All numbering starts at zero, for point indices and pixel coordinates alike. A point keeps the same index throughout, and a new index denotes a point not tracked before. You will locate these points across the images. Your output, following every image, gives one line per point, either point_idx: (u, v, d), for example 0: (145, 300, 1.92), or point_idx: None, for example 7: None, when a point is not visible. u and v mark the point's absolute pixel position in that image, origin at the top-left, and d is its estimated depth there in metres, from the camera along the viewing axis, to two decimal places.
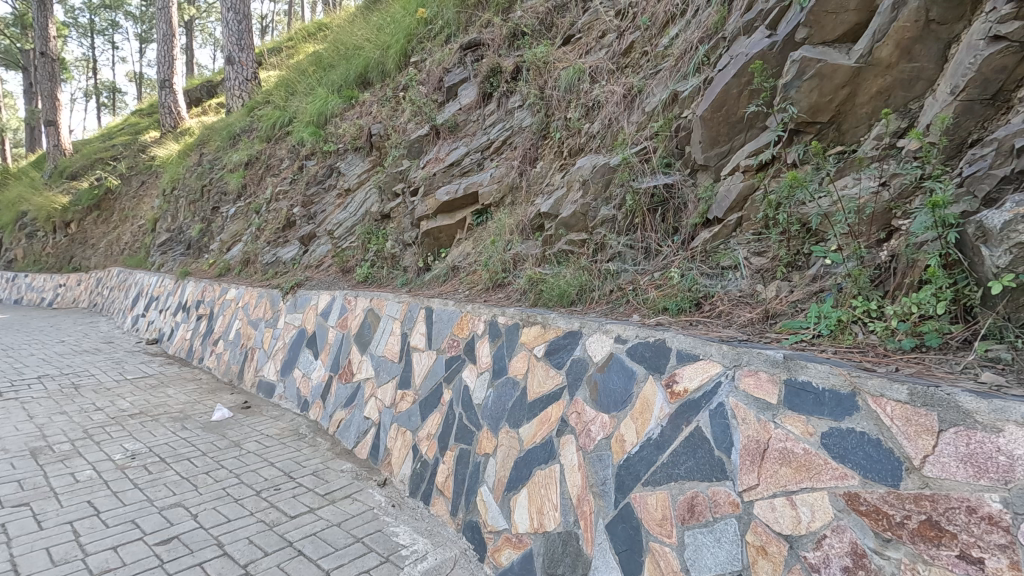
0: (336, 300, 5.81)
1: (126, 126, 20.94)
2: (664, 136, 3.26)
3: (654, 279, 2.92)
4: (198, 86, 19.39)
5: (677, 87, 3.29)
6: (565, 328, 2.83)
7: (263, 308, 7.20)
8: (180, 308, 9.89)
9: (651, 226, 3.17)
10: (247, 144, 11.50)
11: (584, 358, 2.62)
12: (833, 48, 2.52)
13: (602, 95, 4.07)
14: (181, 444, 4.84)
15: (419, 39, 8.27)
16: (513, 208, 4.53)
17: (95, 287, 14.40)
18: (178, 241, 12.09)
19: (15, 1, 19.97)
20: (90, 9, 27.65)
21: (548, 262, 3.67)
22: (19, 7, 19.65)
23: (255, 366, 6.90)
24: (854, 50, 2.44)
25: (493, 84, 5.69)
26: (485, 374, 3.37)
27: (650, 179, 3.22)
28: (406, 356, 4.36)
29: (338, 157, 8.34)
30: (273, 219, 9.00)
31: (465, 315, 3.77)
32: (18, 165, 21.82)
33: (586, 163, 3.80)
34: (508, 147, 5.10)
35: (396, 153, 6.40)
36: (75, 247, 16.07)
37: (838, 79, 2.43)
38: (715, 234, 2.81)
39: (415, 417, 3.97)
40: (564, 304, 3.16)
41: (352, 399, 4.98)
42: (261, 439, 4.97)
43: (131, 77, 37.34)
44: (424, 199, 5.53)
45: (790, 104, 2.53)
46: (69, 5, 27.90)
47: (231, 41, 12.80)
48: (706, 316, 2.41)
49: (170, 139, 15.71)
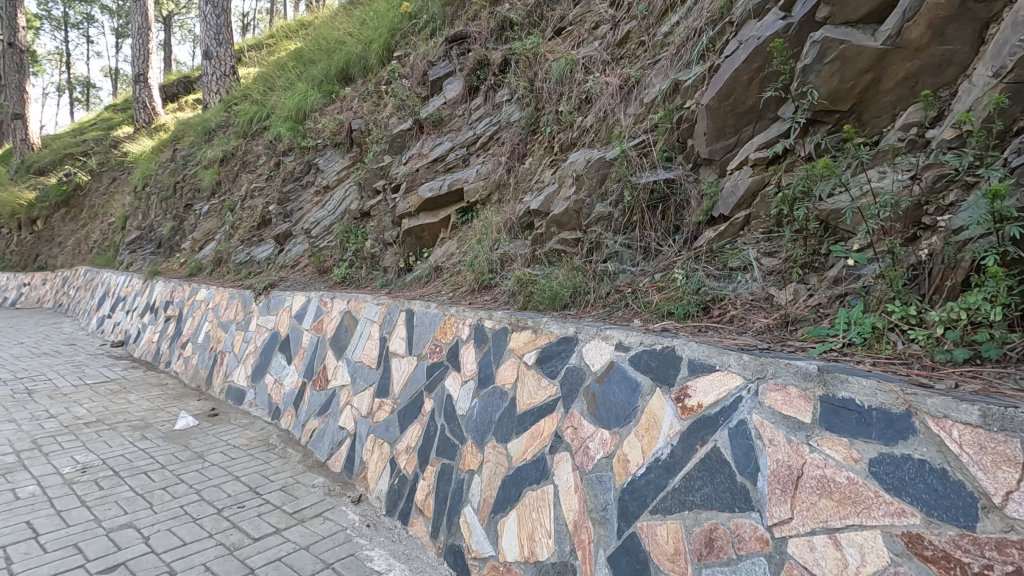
0: (311, 302, 5.50)
1: (98, 121, 20.23)
2: (664, 128, 3.04)
3: (655, 281, 2.69)
4: (175, 81, 18.82)
5: (679, 76, 3.08)
6: (558, 334, 2.58)
7: (235, 310, 6.84)
8: (147, 309, 9.43)
9: (650, 225, 2.95)
10: (223, 140, 11.08)
11: (580, 366, 2.37)
12: (855, 29, 2.32)
13: (595, 86, 3.85)
14: (139, 456, 4.47)
15: (403, 34, 8.00)
16: (499, 206, 4.28)
17: (61, 286, 13.76)
18: (149, 240, 11.59)
19: None
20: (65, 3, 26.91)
21: (538, 263, 3.42)
22: None
23: (224, 371, 6.53)
24: (880, 32, 2.24)
25: (480, 77, 5.45)
26: (470, 384, 3.11)
27: (649, 174, 2.99)
28: (385, 362, 4.08)
29: (316, 153, 8.01)
30: (248, 217, 8.63)
31: (448, 319, 3.51)
32: None
33: (578, 157, 3.58)
34: (495, 143, 4.86)
35: (377, 148, 6.11)
36: (42, 245, 15.46)
37: (862, 63, 2.23)
38: (721, 234, 2.61)
39: (393, 428, 3.69)
40: (556, 308, 2.92)
41: (326, 407, 4.67)
42: (227, 449, 4.62)
43: (106, 72, 36.34)
44: (405, 196, 5.25)
45: (815, 87, 2.31)
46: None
47: (209, 34, 12.37)
48: (716, 322, 2.18)
49: (143, 134, 15.16)
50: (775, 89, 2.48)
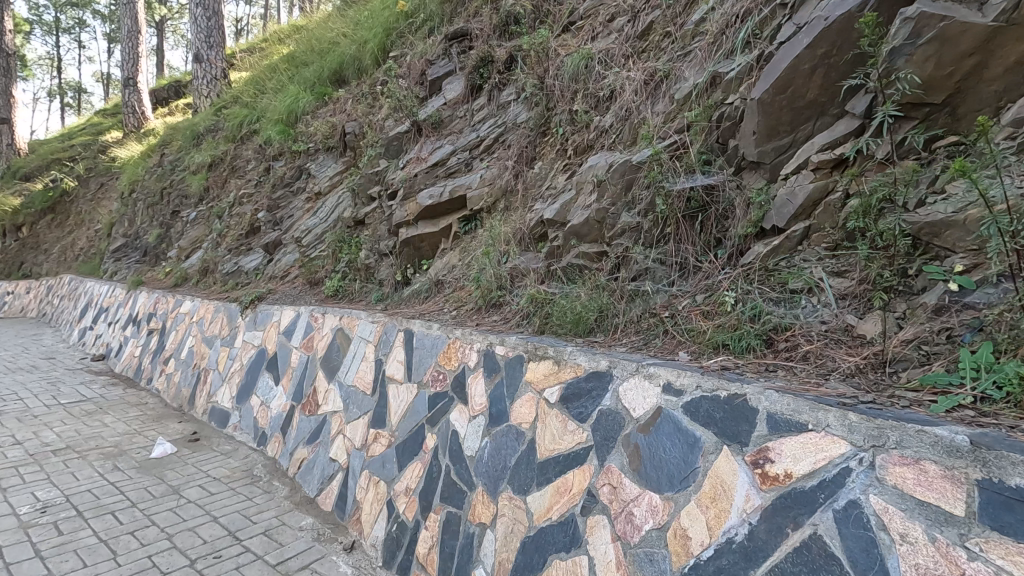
0: (301, 317, 5.09)
1: (87, 126, 19.70)
2: (700, 126, 2.67)
3: (697, 304, 2.30)
4: (166, 85, 18.36)
5: (717, 68, 2.72)
6: (587, 367, 2.19)
7: (219, 324, 6.41)
8: (129, 321, 8.96)
9: (686, 238, 2.56)
10: (212, 144, 10.64)
11: (617, 410, 1.98)
12: (956, 3, 1.95)
13: (615, 82, 3.48)
14: (107, 492, 4.03)
15: (399, 33, 7.61)
16: (506, 215, 3.91)
17: (46, 295, 13.22)
18: (135, 248, 11.12)
19: None
20: (55, 7, 26.37)
21: (555, 280, 3.04)
22: None
23: (207, 390, 6.09)
24: (989, 7, 1.86)
25: (482, 75, 5.07)
26: (479, 420, 2.71)
27: (683, 179, 2.61)
28: (381, 388, 3.68)
29: (308, 158, 7.61)
30: (236, 224, 8.21)
31: (453, 343, 3.11)
32: None
33: (598, 161, 3.20)
34: (501, 146, 4.48)
35: (372, 152, 5.71)
36: (26, 252, 14.99)
37: (964, 46, 1.86)
38: (774, 250, 2.22)
39: (391, 465, 3.28)
40: (580, 334, 2.54)
41: (316, 435, 4.25)
42: (206, 483, 4.20)
43: (98, 77, 35.78)
44: (403, 202, 4.85)
45: (913, 72, 1.91)
46: (34, 2, 26.61)
47: (199, 38, 11.94)
48: (785, 360, 1.80)
49: (131, 139, 14.69)
50: (857, 78, 2.07)
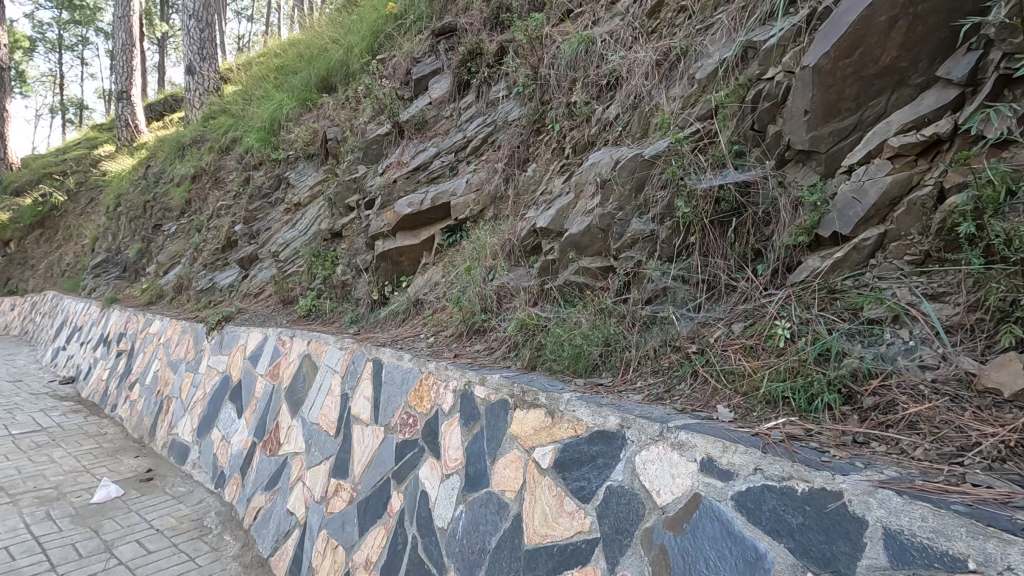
0: (267, 341, 4.50)
1: (82, 140, 19.11)
2: (731, 109, 2.14)
3: (735, 335, 1.74)
4: (161, 100, 17.94)
5: (751, 38, 2.22)
6: (589, 426, 1.62)
7: (186, 346, 5.83)
8: (100, 341, 8.34)
9: (715, 250, 2.01)
10: (196, 155, 10.11)
11: (634, 492, 1.41)
12: None
13: (622, 67, 2.96)
14: (26, 550, 3.42)
15: (387, 35, 7.12)
16: (495, 224, 3.35)
17: (29, 312, 12.51)
18: (116, 263, 10.52)
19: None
20: (60, 26, 25.97)
21: (549, 301, 2.48)
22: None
23: (169, 420, 5.50)
24: None
25: (471, 70, 4.58)
26: (454, 481, 2.14)
27: (710, 176, 2.06)
28: (346, 428, 3.09)
29: (288, 166, 7.10)
30: (213, 238, 7.66)
31: (425, 379, 2.54)
32: None
33: (600, 157, 2.65)
34: (490, 146, 3.95)
35: (350, 157, 5.18)
36: (13, 268, 14.28)
37: None
38: (836, 264, 1.67)
39: (351, 528, 2.69)
40: (580, 373, 1.98)
41: (275, 480, 3.66)
42: (145, 538, 3.59)
43: (101, 94, 35.52)
44: (380, 212, 4.29)
45: None
46: (37, 20, 26.34)
47: (191, 49, 11.41)
48: (882, 428, 1.24)
49: (123, 153, 13.84)
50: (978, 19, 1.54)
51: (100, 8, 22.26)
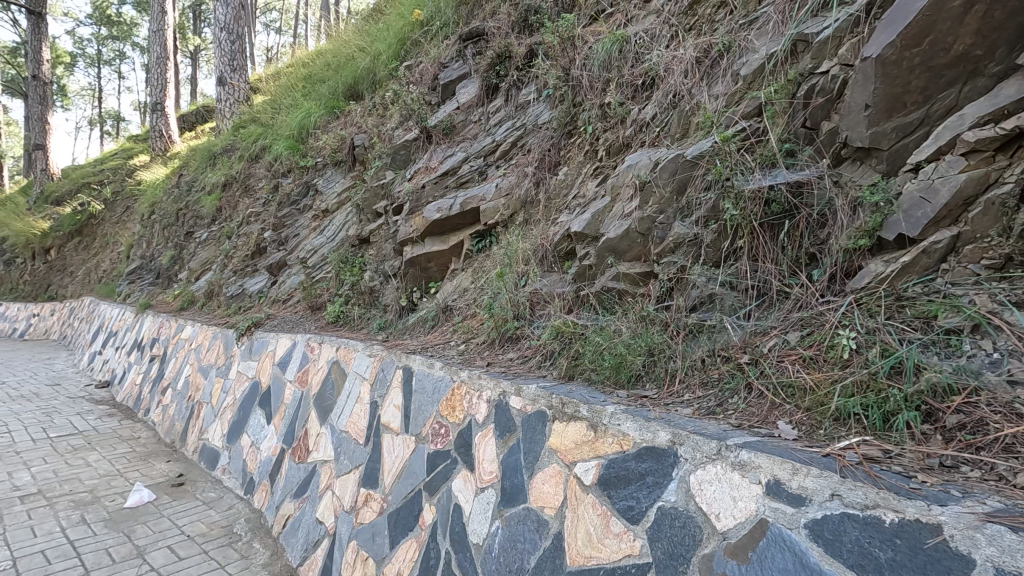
0: (296, 347, 4.50)
1: (119, 151, 19.60)
2: (780, 106, 2.04)
3: (792, 345, 1.63)
4: (194, 110, 18.38)
5: (802, 31, 2.12)
6: (636, 441, 1.52)
7: (217, 352, 5.88)
8: (135, 346, 8.49)
9: (765, 254, 1.89)
10: (227, 163, 10.27)
11: (689, 515, 1.31)
12: None
13: (659, 65, 2.87)
14: (62, 554, 3.44)
15: (414, 41, 7.13)
16: (526, 229, 3.28)
17: (68, 317, 12.81)
18: (150, 269, 10.73)
19: (20, 32, 19.05)
20: (99, 41, 26.78)
21: (586, 308, 2.39)
22: (21, 34, 18.88)
23: (200, 425, 5.54)
24: None
25: (499, 73, 4.52)
26: (488, 494, 2.06)
27: (760, 176, 1.95)
28: (376, 437, 3.04)
29: (316, 173, 7.16)
30: (243, 244, 7.76)
31: (457, 388, 2.47)
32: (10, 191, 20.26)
33: (638, 158, 2.57)
34: (520, 150, 3.88)
35: (379, 163, 5.16)
36: (52, 275, 14.58)
37: None
38: (903, 269, 1.55)
39: (381, 540, 2.63)
40: (621, 384, 1.89)
41: (304, 487, 3.63)
42: (176, 544, 3.59)
43: (138, 107, 36.62)
44: (409, 217, 4.26)
45: None
46: (77, 36, 27.27)
47: (223, 60, 11.61)
48: (972, 452, 1.12)
49: (158, 162, 14.15)
50: None
51: (137, 24, 22.85)
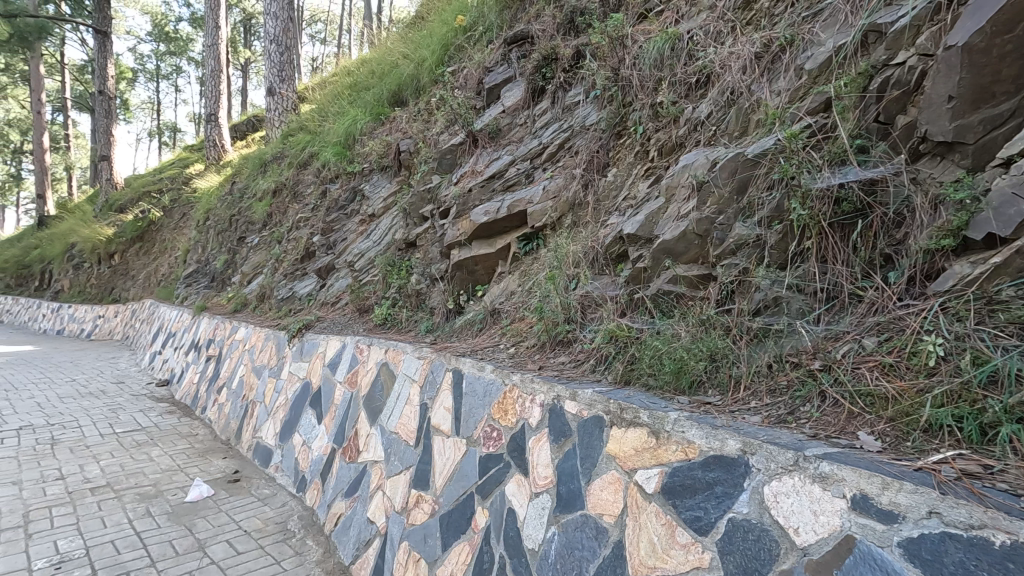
0: (345, 348, 4.59)
1: (176, 161, 20.51)
2: (849, 101, 1.95)
3: (869, 351, 1.54)
4: (245, 120, 19.13)
5: (875, 20, 2.06)
6: (703, 449, 1.47)
7: (269, 353, 6.06)
8: (192, 346, 8.85)
9: (836, 255, 1.81)
10: (277, 171, 10.60)
11: (763, 529, 1.27)
12: None
13: (715, 63, 2.80)
14: (130, 544, 3.62)
15: (458, 47, 7.20)
16: (574, 231, 3.25)
17: (130, 319, 13.45)
18: (205, 273, 11.17)
19: (88, 51, 20.20)
20: (157, 57, 28.13)
21: (640, 312, 2.34)
22: (89, 53, 20.06)
23: (254, 424, 5.72)
24: None
25: (545, 75, 4.51)
26: (543, 499, 2.04)
27: (828, 174, 1.86)
28: (426, 439, 3.07)
29: (363, 179, 7.32)
30: (293, 248, 8.00)
31: (509, 391, 2.46)
32: (77, 200, 21.45)
33: (694, 158, 2.51)
34: (567, 152, 3.85)
35: (425, 168, 5.24)
36: (115, 278, 15.31)
37: None
38: (995, 271, 1.44)
39: (433, 542, 2.64)
40: (682, 390, 1.83)
41: (355, 486, 3.69)
42: (234, 539, 3.72)
43: (193, 118, 38.37)
44: (456, 221, 4.29)
45: None
46: (138, 53, 28.77)
47: (272, 72, 12.02)
48: None
49: (212, 171, 14.75)
50: None
51: (193, 39, 23.94)
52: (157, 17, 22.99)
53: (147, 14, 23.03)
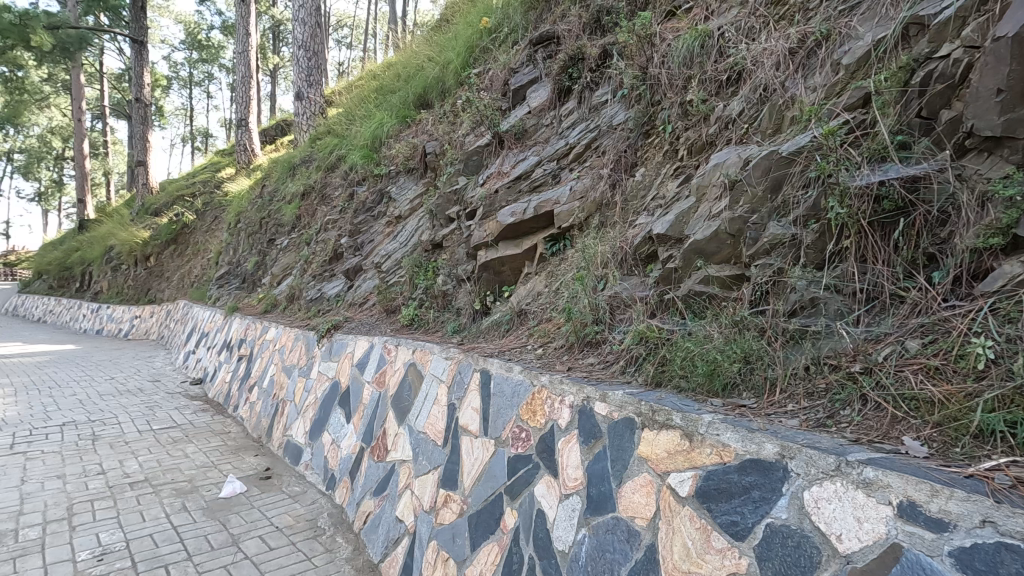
0: (373, 349, 4.64)
1: (209, 166, 21.03)
2: (890, 95, 1.90)
3: (912, 353, 1.50)
4: (274, 125, 19.55)
5: (917, 12, 2.01)
6: (738, 453, 1.45)
7: (299, 353, 6.17)
8: (224, 346, 9.07)
9: (876, 255, 1.76)
10: (305, 174, 10.79)
11: (804, 535, 1.25)
12: None
13: (746, 59, 2.76)
14: (167, 538, 3.72)
15: (483, 48, 7.23)
16: (601, 231, 3.22)
17: (165, 319, 13.84)
18: (237, 275, 11.43)
19: (125, 60, 20.88)
20: (190, 64, 28.92)
21: (671, 313, 2.31)
22: (127, 62, 20.74)
23: (285, 422, 5.83)
24: None
25: (572, 76, 4.49)
26: (573, 501, 2.03)
27: (868, 171, 1.81)
28: (454, 439, 3.08)
29: (389, 181, 7.41)
30: (321, 250, 8.13)
31: (538, 392, 2.45)
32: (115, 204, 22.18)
33: (726, 156, 2.47)
34: (594, 152, 3.83)
35: (451, 170, 5.27)
36: (150, 280, 15.78)
37: None
38: None
39: (461, 542, 2.65)
40: (715, 392, 1.80)
41: (384, 485, 3.73)
42: (267, 534, 3.79)
43: (224, 123, 39.36)
44: (482, 222, 4.30)
45: None
46: (172, 61, 29.62)
47: (301, 77, 12.25)
48: None
49: (243, 174, 15.09)
50: None
51: (224, 47, 24.56)
52: (190, 26, 23.67)
53: (181, 24, 23.75)
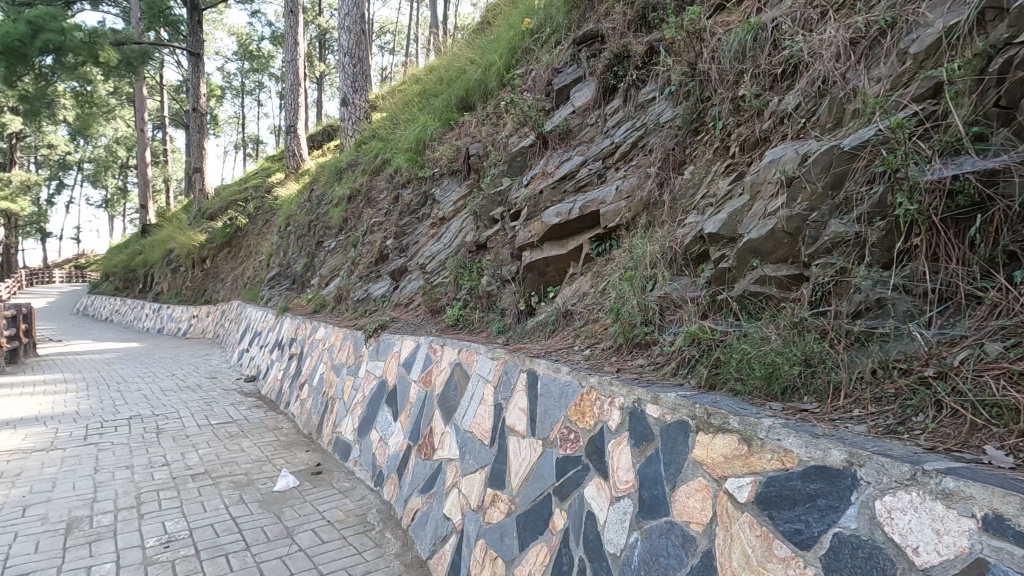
0: (420, 348, 4.71)
1: (259, 171, 21.84)
2: (964, 84, 1.80)
3: (993, 358, 1.41)
4: (321, 131, 20.13)
5: None
6: (802, 459, 1.40)
7: (347, 352, 6.32)
8: (276, 345, 9.40)
9: (949, 253, 1.67)
10: (351, 178, 11.06)
11: (875, 546, 1.20)
12: None
13: (803, 52, 2.67)
14: (227, 529, 3.89)
15: (525, 49, 7.25)
16: (648, 231, 3.17)
17: (220, 318, 14.44)
18: (287, 276, 11.83)
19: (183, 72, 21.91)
20: (242, 74, 30.12)
21: (724, 314, 2.25)
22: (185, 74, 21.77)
23: (334, 419, 5.99)
24: None
25: (616, 74, 4.45)
26: (625, 503, 2.01)
27: (940, 165, 1.71)
28: (502, 438, 3.09)
29: (433, 183, 7.52)
30: (368, 252, 8.32)
31: (586, 393, 2.43)
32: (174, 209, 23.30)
33: (782, 152, 2.39)
34: (641, 151, 3.78)
35: (495, 171, 5.30)
36: (207, 281, 16.51)
37: None
38: None
39: (509, 542, 2.66)
40: (774, 396, 1.75)
41: (431, 483, 3.79)
42: (319, 528, 3.92)
43: (274, 130, 40.81)
44: (527, 223, 4.31)
45: None
46: (225, 71, 30.93)
47: (346, 83, 12.57)
48: None
49: (292, 179, 15.61)
50: None
51: (273, 56, 25.45)
52: (242, 38, 24.65)
53: (235, 36, 24.77)
